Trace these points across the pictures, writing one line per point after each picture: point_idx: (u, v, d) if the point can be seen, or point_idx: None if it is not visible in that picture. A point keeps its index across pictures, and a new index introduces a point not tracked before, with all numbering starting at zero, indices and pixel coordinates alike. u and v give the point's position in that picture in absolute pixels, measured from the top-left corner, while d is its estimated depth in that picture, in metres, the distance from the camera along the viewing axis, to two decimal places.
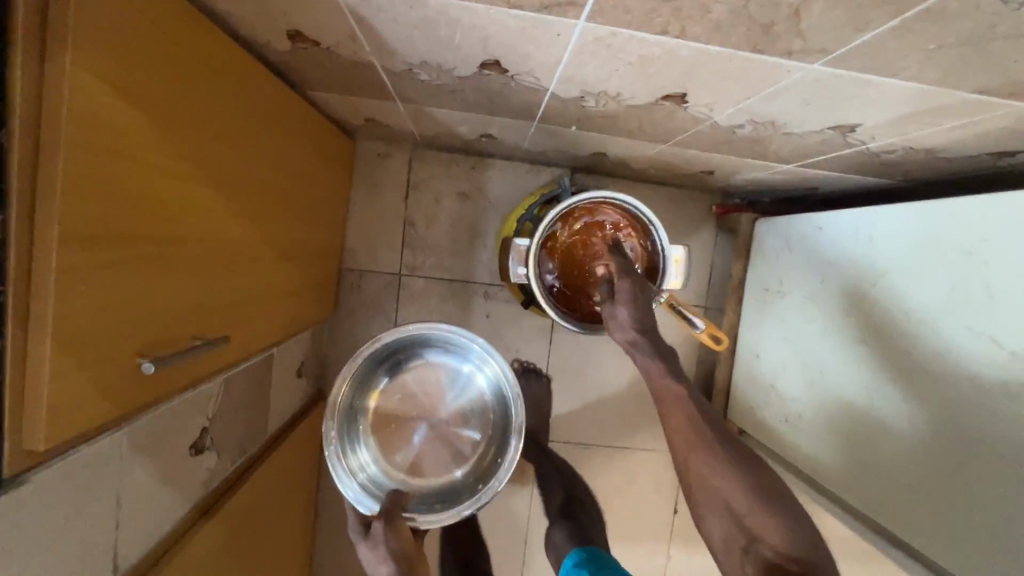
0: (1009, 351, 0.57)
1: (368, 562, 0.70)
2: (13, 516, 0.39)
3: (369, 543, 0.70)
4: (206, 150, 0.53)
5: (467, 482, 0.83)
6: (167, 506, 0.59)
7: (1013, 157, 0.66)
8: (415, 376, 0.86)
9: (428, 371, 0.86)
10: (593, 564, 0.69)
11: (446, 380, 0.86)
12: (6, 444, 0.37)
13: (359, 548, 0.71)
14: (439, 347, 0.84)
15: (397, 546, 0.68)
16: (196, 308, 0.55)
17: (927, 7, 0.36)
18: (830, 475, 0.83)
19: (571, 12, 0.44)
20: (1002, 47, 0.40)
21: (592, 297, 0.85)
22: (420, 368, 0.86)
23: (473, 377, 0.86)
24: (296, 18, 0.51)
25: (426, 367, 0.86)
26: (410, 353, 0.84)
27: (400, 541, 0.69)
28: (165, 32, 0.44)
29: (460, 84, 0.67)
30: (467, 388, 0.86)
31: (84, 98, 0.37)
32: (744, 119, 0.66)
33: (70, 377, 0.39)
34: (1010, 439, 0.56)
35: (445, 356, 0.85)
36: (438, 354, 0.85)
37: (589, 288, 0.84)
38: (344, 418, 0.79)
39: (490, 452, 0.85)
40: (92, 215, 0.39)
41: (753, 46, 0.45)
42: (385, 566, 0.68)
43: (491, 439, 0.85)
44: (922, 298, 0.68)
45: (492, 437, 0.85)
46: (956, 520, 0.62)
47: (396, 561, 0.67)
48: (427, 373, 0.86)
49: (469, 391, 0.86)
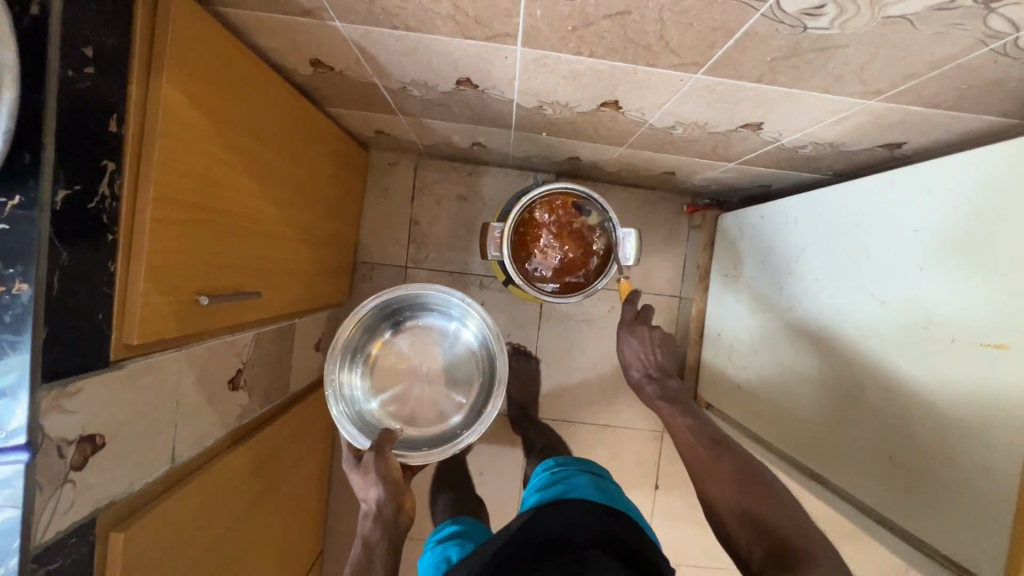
0: (879, 300, 0.70)
1: (358, 486, 0.82)
2: (115, 389, 0.55)
3: (361, 470, 0.82)
4: (250, 145, 0.70)
5: (453, 430, 0.98)
6: (210, 424, 0.75)
7: (903, 149, 0.77)
8: (409, 335, 1.01)
9: (424, 332, 1.02)
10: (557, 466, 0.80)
11: (438, 341, 1.02)
12: (112, 334, 0.54)
13: (351, 475, 0.83)
14: (434, 310, 1.00)
15: (384, 472, 0.81)
16: (238, 265, 0.73)
17: (746, 33, 0.52)
18: (767, 427, 0.95)
19: (509, 41, 0.60)
20: (817, 57, 0.54)
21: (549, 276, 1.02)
22: (414, 328, 1.01)
23: (463, 340, 1.02)
24: (315, 49, 0.69)
25: (419, 327, 1.01)
26: (407, 314, 1.00)
27: (387, 468, 0.81)
28: (224, 59, 0.61)
29: (445, 98, 0.85)
30: (455, 348, 1.02)
31: (172, 104, 0.54)
32: (673, 122, 0.81)
33: (154, 297, 0.56)
34: (883, 371, 0.69)
35: (439, 318, 1.01)
36: (432, 315, 1.01)
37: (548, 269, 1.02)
38: (345, 362, 0.93)
39: (475, 405, 0.99)
40: (172, 184, 0.56)
41: (645, 61, 0.60)
42: (374, 488, 0.80)
43: (475, 396, 1.00)
44: (828, 264, 0.81)
45: (478, 391, 1.00)
46: (854, 447, 0.74)
47: (384, 483, 0.79)
48: (420, 334, 1.02)
49: (456, 350, 1.02)
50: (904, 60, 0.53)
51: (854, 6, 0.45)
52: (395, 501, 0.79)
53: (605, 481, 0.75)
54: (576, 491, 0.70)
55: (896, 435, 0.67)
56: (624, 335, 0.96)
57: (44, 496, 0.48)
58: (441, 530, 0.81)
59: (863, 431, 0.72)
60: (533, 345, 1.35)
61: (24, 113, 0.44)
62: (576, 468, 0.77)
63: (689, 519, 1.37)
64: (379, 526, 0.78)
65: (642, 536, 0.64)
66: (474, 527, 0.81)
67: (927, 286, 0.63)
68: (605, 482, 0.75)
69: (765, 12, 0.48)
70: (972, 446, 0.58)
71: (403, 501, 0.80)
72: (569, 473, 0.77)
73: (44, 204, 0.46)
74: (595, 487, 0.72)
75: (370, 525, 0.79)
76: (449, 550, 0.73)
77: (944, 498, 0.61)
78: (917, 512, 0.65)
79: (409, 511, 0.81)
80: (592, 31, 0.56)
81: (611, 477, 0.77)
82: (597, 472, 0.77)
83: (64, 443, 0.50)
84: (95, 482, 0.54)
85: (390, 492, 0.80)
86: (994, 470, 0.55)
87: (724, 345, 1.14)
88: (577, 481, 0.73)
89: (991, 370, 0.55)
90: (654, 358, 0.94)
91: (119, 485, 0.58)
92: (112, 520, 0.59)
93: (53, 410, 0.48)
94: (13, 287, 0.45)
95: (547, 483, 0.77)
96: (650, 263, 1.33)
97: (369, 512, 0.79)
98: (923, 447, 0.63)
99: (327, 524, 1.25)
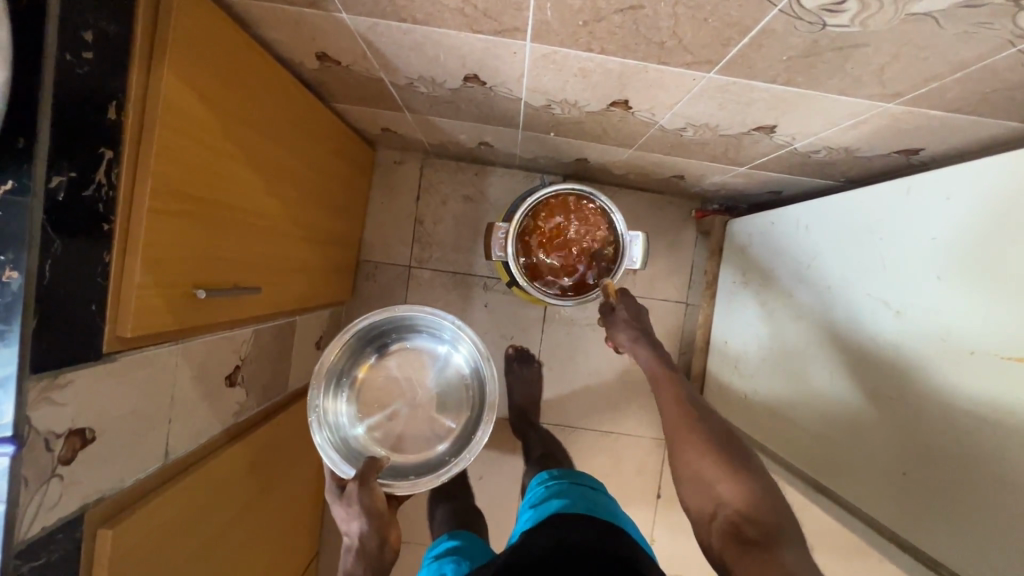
0: (895, 310, 0.68)
1: (341, 518, 0.80)
2: (107, 383, 0.54)
3: (344, 501, 0.80)
4: (254, 142, 0.69)
5: (440, 458, 0.95)
6: (206, 422, 0.74)
7: (920, 156, 0.75)
8: (397, 359, 1.00)
9: (412, 355, 1.00)
10: (553, 479, 0.79)
11: (427, 364, 1.00)
12: (106, 325, 0.53)
13: (335, 507, 0.81)
14: (422, 333, 0.99)
15: (367, 503, 0.78)
16: (239, 261, 0.71)
17: (763, 30, 0.50)
18: (776, 439, 0.92)
19: (518, 36, 0.59)
20: (835, 57, 0.53)
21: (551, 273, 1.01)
22: (402, 351, 1.00)
23: (453, 363, 1.00)
24: (321, 42, 0.68)
25: (407, 351, 1.00)
26: (394, 336, 0.99)
27: (372, 500, 0.79)
28: (228, 53, 0.60)
29: (453, 96, 0.84)
30: (445, 371, 1.00)
31: (174, 95, 0.53)
32: (683, 123, 0.79)
33: (150, 290, 0.55)
34: (898, 382, 0.66)
35: (427, 340, 1.00)
36: (420, 338, 1.00)
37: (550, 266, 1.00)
38: (329, 388, 0.91)
39: (466, 430, 0.97)
40: (172, 176, 0.55)
41: (658, 58, 0.59)
42: (356, 521, 0.78)
43: (466, 420, 0.98)
44: (841, 274, 0.79)
45: (468, 414, 0.99)
46: (866, 461, 0.72)
47: (367, 516, 0.77)
48: (408, 357, 1.00)
49: (446, 374, 1.00)
50: (926, 61, 0.51)
51: (878, 1, 0.44)
52: (379, 535, 0.78)
53: (601, 494, 0.75)
54: (568, 506, 0.69)
55: (911, 449, 0.65)
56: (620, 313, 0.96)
57: (29, 490, 0.47)
58: (436, 546, 0.79)
59: (875, 445, 0.70)
60: (536, 349, 1.33)
61: (22, 96, 0.43)
62: (569, 483, 0.77)
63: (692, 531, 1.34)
64: (361, 561, 0.77)
65: (641, 552, 0.62)
66: (470, 541, 0.79)
67: (944, 295, 0.61)
68: (601, 496, 0.75)
69: (783, 8, 0.46)
70: (989, 463, 0.55)
71: (387, 535, 0.78)
72: (563, 487, 0.76)
73: (38, 191, 0.45)
74: (591, 500, 0.72)
75: (352, 559, 0.78)
76: (445, 567, 0.71)
77: (961, 516, 0.59)
78: (928, 527, 0.63)
79: (393, 544, 0.79)
80: (603, 26, 0.54)
81: (606, 490, 0.78)
82: (592, 484, 0.77)
83: (52, 437, 0.48)
84: (83, 478, 0.53)
85: (374, 525, 0.77)
86: (1013, 489, 0.53)
87: (732, 353, 1.12)
88: (574, 494, 0.73)
89: (1012, 386, 0.53)
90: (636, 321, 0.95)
91: (108, 482, 0.57)
92: (101, 517, 0.57)
93: (42, 402, 0.47)
94: (3, 274, 0.44)
95: (541, 497, 0.76)
96: (657, 268, 1.31)
97: (351, 546, 0.79)
98: (939, 464, 0.61)
99: (323, 526, 1.24)
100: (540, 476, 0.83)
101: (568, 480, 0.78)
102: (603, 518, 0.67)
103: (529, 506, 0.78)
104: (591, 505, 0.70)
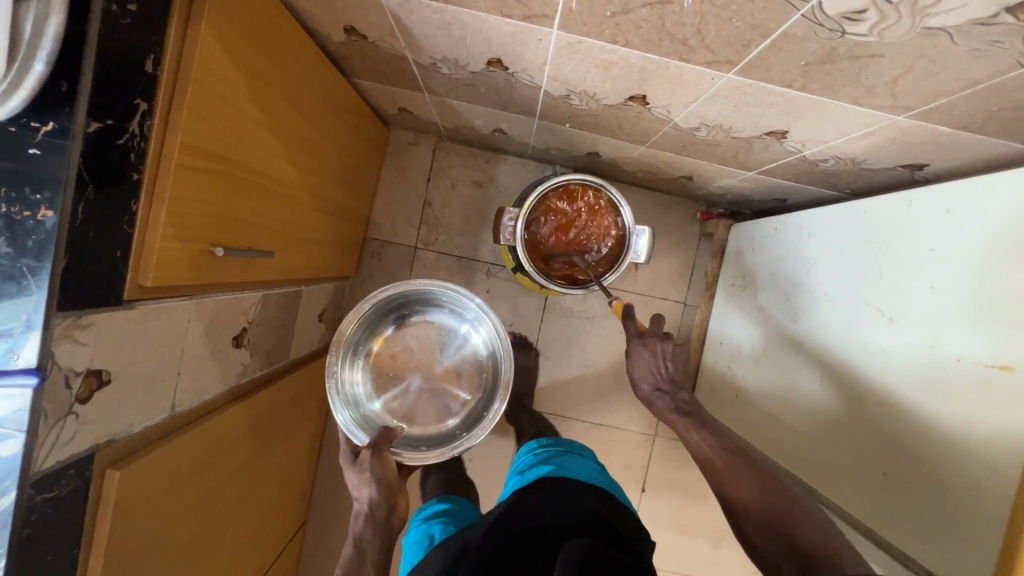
0: (889, 318, 0.70)
1: (352, 483, 0.82)
2: (126, 326, 0.57)
3: (356, 467, 0.82)
4: (279, 107, 0.70)
5: (452, 432, 0.98)
6: (211, 378, 0.76)
7: (923, 170, 0.77)
8: (414, 330, 1.02)
9: (427, 327, 1.02)
10: (542, 449, 0.83)
11: (442, 339, 1.02)
12: (128, 274, 0.54)
13: (347, 471, 0.83)
14: (440, 307, 1.01)
15: (379, 473, 0.80)
16: (257, 224, 0.73)
17: (784, 33, 0.52)
18: (765, 435, 0.95)
19: (546, 22, 0.60)
20: (850, 65, 0.55)
21: (551, 256, 1.03)
22: (419, 325, 1.02)
23: (471, 343, 1.02)
24: (352, 15, 0.69)
25: (424, 324, 1.02)
26: (412, 309, 1.01)
27: (383, 469, 0.81)
28: (263, 17, 0.61)
29: (474, 79, 0.85)
30: (463, 349, 1.02)
31: (210, 55, 0.54)
32: (697, 122, 0.81)
33: (171, 243, 0.56)
34: (886, 387, 0.69)
35: (447, 316, 1.02)
36: (438, 312, 1.02)
37: (552, 249, 1.04)
38: (346, 357, 0.93)
39: (477, 408, 0.99)
40: (201, 135, 0.56)
41: (680, 54, 0.61)
42: (367, 488, 0.80)
43: (479, 394, 1.01)
44: (839, 280, 0.81)
45: (481, 394, 1.00)
46: (851, 460, 0.74)
47: (377, 484, 0.79)
48: (427, 330, 1.02)
49: (464, 352, 1.02)
50: (938, 75, 0.53)
51: (895, 13, 0.45)
52: (388, 503, 0.79)
53: (590, 461, 0.79)
54: (561, 471, 0.72)
55: (895, 450, 0.67)
56: (636, 348, 0.98)
57: (48, 425, 0.49)
58: (426, 508, 0.82)
59: (861, 445, 0.72)
60: (534, 337, 1.35)
61: (68, 39, 0.45)
62: (559, 450, 0.81)
63: (672, 525, 1.37)
64: (370, 527, 0.79)
65: (629, 523, 0.66)
66: (460, 506, 0.83)
67: (938, 305, 0.63)
68: (590, 463, 0.79)
69: (805, 13, 0.48)
70: (969, 470, 0.58)
71: (396, 503, 0.80)
72: (554, 454, 0.79)
73: (77, 134, 0.47)
74: (578, 466, 0.76)
75: (361, 525, 0.79)
76: (433, 528, 0.75)
77: (936, 513, 0.61)
78: (907, 527, 0.65)
79: (401, 512, 0.81)
80: (629, 19, 0.56)
81: (594, 457, 0.82)
82: (580, 451, 0.81)
83: (72, 375, 0.51)
84: (96, 419, 0.55)
85: (384, 494, 0.79)
86: (990, 491, 0.55)
87: (726, 352, 1.15)
88: (565, 461, 0.77)
89: (996, 394, 0.55)
90: (665, 370, 0.97)
91: (118, 425, 0.59)
92: (110, 459, 0.59)
93: (65, 339, 0.49)
94: (39, 213, 0.46)
95: (530, 464, 0.80)
96: (659, 266, 1.33)
97: (361, 512, 0.80)
98: (921, 466, 0.63)
99: (312, 496, 1.26)
100: (527, 446, 0.86)
101: (555, 449, 0.81)
102: (591, 483, 0.71)
103: (516, 472, 0.82)
104: (581, 473, 0.73)
